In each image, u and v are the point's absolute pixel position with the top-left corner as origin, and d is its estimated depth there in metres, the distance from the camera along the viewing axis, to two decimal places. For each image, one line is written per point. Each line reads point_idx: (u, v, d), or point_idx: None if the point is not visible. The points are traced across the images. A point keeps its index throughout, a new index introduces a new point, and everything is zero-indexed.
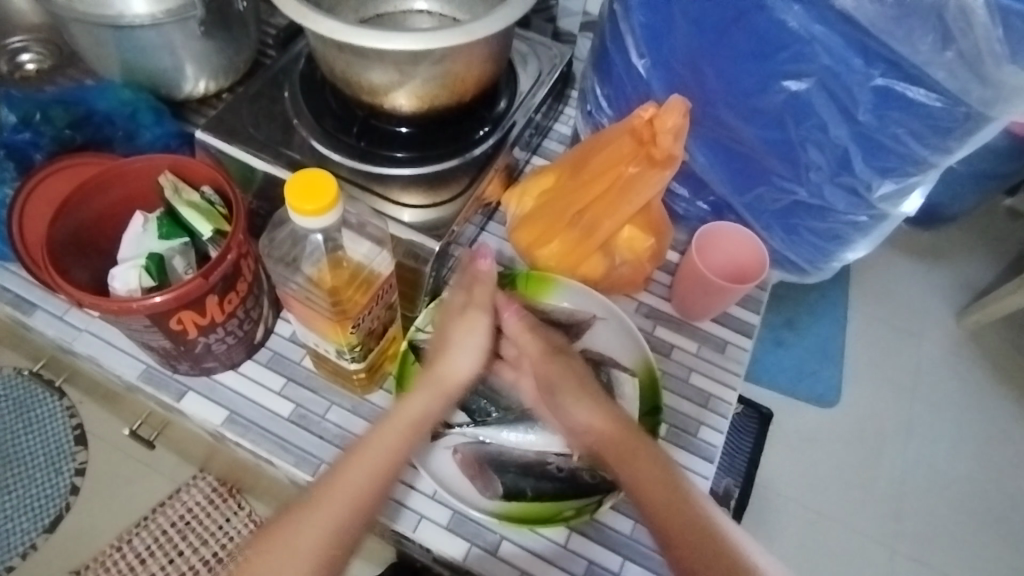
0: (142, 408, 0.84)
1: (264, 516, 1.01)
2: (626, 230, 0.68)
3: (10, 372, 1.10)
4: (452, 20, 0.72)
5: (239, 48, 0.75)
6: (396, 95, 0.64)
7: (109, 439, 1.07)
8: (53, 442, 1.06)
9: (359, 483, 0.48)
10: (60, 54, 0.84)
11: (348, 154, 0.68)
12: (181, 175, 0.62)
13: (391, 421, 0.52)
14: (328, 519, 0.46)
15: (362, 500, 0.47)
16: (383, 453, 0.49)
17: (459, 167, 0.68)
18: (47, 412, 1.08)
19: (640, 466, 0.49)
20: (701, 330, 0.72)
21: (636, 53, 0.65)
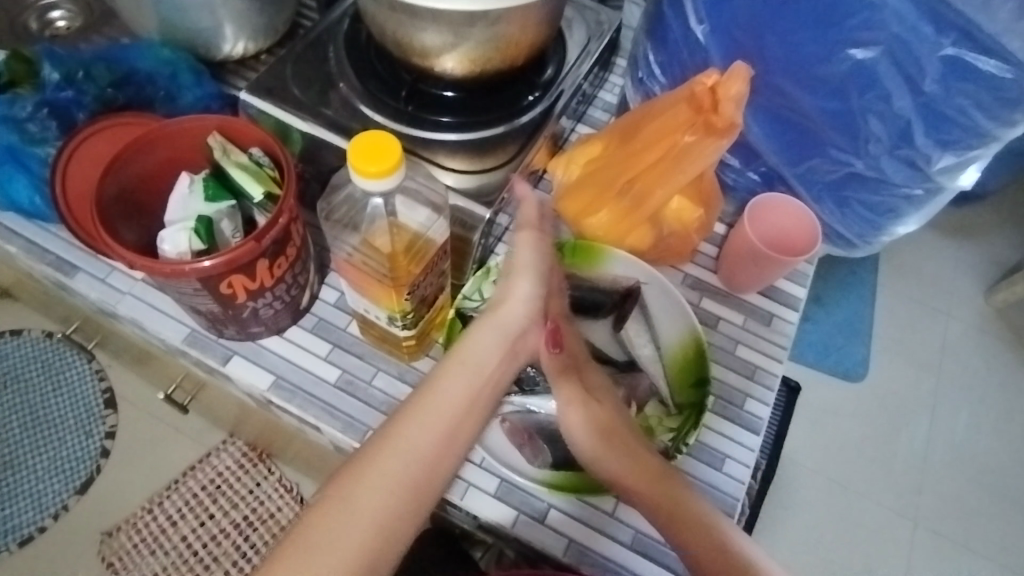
0: (178, 372, 0.84)
1: (294, 481, 1.02)
2: (674, 202, 0.68)
3: (40, 336, 1.11)
4: None
5: (279, 9, 0.74)
6: (446, 58, 0.62)
7: (136, 402, 1.08)
8: (82, 406, 1.07)
9: (420, 442, 0.46)
10: (92, 13, 0.82)
11: (394, 117, 0.67)
12: (225, 133, 0.61)
13: (445, 369, 0.50)
14: (397, 472, 0.44)
15: (424, 462, 0.45)
16: (444, 411, 0.47)
17: (509, 133, 0.67)
18: (77, 374, 1.09)
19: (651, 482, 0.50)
20: (747, 303, 0.72)
21: (695, 18, 0.62)
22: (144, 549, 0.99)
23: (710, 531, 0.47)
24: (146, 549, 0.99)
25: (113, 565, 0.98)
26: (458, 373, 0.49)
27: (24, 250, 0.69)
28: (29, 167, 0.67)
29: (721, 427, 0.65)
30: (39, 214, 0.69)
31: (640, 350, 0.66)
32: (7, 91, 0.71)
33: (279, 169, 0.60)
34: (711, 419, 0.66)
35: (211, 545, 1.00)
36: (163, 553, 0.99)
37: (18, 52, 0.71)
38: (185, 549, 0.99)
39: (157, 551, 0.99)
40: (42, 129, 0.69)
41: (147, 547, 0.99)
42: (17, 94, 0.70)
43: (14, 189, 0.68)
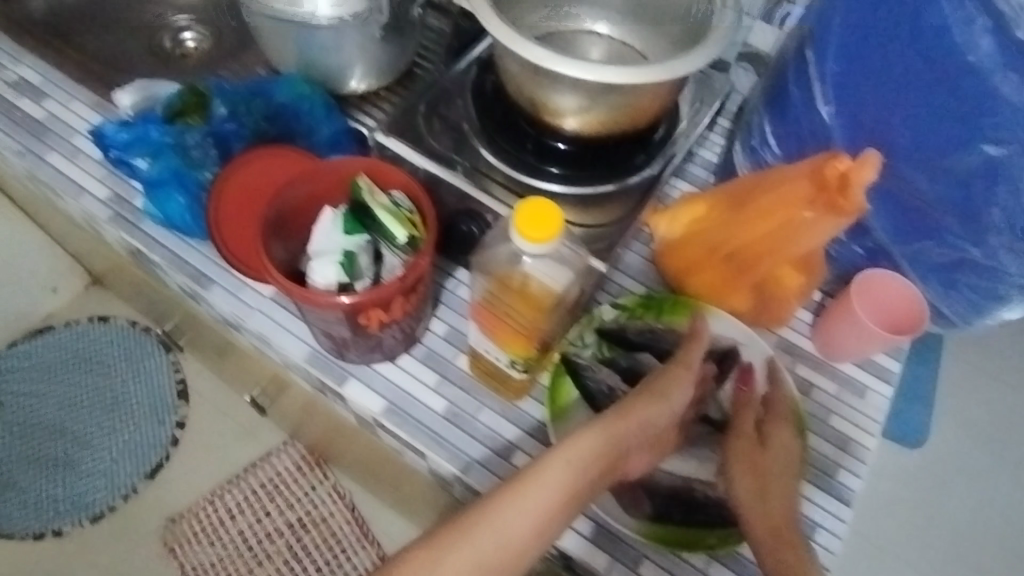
0: (261, 370, 0.88)
1: (344, 488, 1.28)
2: (780, 268, 0.71)
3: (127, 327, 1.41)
4: (622, 45, 0.74)
5: (400, 50, 0.84)
6: (568, 120, 0.68)
7: (204, 397, 1.38)
8: (160, 397, 1.37)
9: (514, 529, 0.49)
10: (217, 36, 1.00)
11: (503, 158, 0.73)
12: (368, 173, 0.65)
13: (551, 461, 0.52)
14: (483, 554, 0.48)
15: (510, 548, 0.49)
16: (539, 505, 0.50)
17: (617, 192, 0.72)
18: (154, 363, 1.40)
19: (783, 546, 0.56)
20: (840, 372, 0.73)
21: (821, 99, 0.64)
22: (203, 538, 1.25)
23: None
24: (206, 537, 1.25)
25: (175, 548, 1.25)
26: (562, 470, 0.52)
27: (166, 259, 0.74)
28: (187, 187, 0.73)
29: (816, 496, 0.67)
30: (189, 231, 0.74)
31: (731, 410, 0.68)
32: (178, 120, 0.77)
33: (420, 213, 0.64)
34: (807, 488, 0.67)
35: (265, 539, 1.26)
36: (222, 542, 1.25)
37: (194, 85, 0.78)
38: (241, 542, 1.26)
39: (216, 542, 1.25)
40: (204, 155, 0.75)
41: (207, 535, 1.26)
42: (188, 123, 0.76)
43: (171, 207, 0.73)
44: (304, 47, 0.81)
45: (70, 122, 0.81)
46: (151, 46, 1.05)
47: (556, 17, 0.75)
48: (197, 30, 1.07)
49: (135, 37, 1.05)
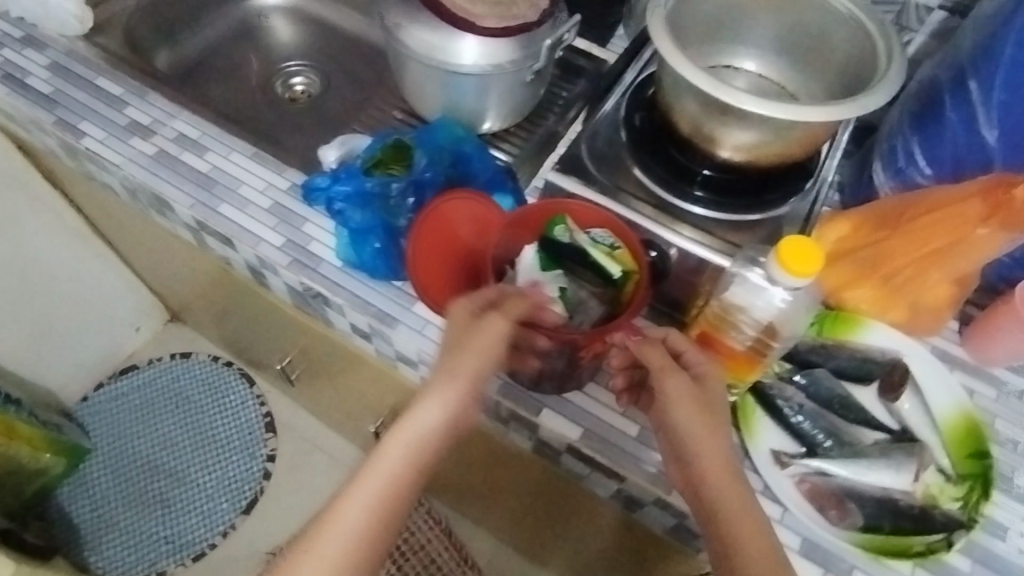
0: (413, 400, 0.91)
1: (444, 515, 1.33)
2: (941, 284, 0.74)
3: (207, 360, 1.49)
4: (768, 82, 0.78)
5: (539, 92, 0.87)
6: (733, 151, 0.71)
7: (291, 431, 1.43)
8: (247, 431, 1.42)
9: (359, 502, 0.57)
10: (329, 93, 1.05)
11: (656, 180, 0.77)
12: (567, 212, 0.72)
13: (392, 440, 0.59)
14: (333, 538, 0.56)
15: (362, 524, 0.56)
16: (380, 479, 0.58)
17: (762, 220, 0.75)
18: (239, 398, 1.45)
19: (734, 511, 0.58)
20: (995, 375, 0.79)
21: (985, 125, 0.70)
22: None
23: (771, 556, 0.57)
24: None
25: None
26: (402, 443, 0.59)
27: (351, 303, 0.77)
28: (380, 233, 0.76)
29: (998, 499, 0.72)
30: (376, 271, 0.77)
31: (912, 421, 0.74)
32: (381, 170, 0.81)
33: (628, 249, 0.69)
34: (995, 495, 0.72)
35: None
36: None
37: (397, 138, 0.82)
38: None
39: None
40: (400, 202, 0.78)
41: None
42: (391, 174, 0.80)
43: (363, 253, 0.77)
44: (451, 92, 0.83)
45: (233, 172, 0.84)
46: (265, 92, 1.06)
47: (714, 51, 0.78)
48: (307, 75, 1.09)
49: (248, 83, 1.06)
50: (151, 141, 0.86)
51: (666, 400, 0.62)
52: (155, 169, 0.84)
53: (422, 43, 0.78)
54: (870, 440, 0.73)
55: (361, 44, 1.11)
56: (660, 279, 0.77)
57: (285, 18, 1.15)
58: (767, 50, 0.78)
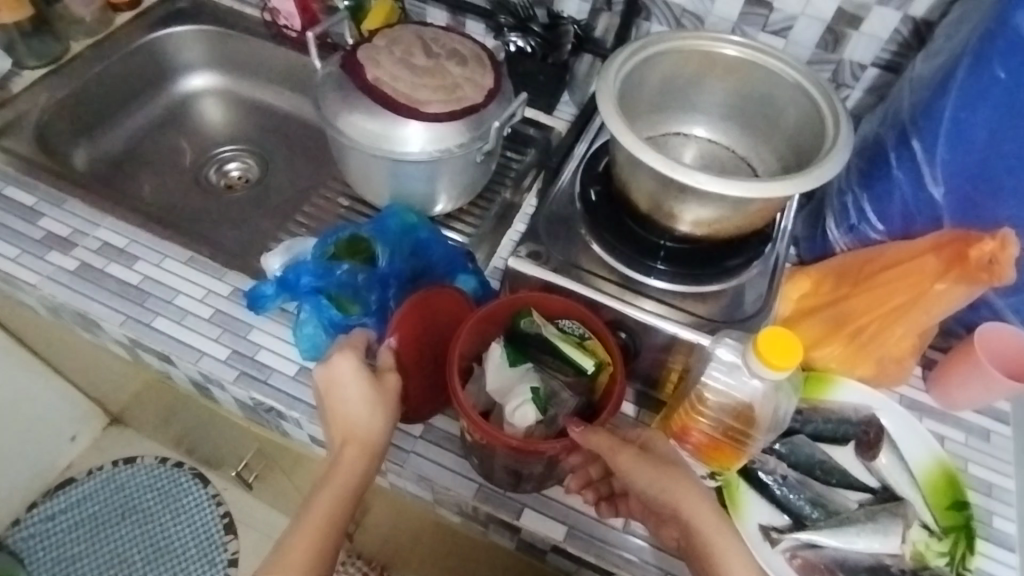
0: (383, 502, 0.86)
1: None
2: (905, 338, 0.74)
3: (153, 461, 1.39)
4: (717, 147, 0.80)
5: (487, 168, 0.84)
6: (691, 225, 0.70)
7: (253, 526, 1.35)
8: (204, 534, 1.33)
9: (327, 500, 0.59)
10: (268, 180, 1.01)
11: (614, 252, 0.74)
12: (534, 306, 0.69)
13: (348, 443, 0.62)
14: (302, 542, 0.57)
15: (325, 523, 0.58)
16: (343, 476, 0.60)
17: (721, 288, 0.74)
18: (193, 500, 1.36)
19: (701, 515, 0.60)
20: (963, 419, 0.79)
21: (931, 181, 0.70)
22: None
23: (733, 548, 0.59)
24: None
25: None
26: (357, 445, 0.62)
27: (308, 417, 0.71)
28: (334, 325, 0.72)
29: (983, 548, 0.71)
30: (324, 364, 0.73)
31: (891, 479, 0.73)
32: (337, 261, 0.76)
33: (599, 339, 0.67)
34: (983, 545, 0.71)
35: None
36: None
37: (352, 231, 0.77)
38: None
39: None
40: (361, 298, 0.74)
41: None
42: (353, 266, 0.75)
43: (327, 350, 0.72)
44: (399, 178, 0.80)
45: (169, 282, 0.78)
46: (199, 182, 1.01)
47: (664, 119, 0.79)
48: (244, 159, 1.05)
49: (180, 175, 1.01)
50: (72, 255, 0.79)
51: (626, 475, 0.62)
52: (78, 286, 0.77)
53: (365, 132, 0.74)
54: (854, 502, 0.71)
55: (299, 122, 1.08)
56: (632, 356, 0.75)
57: (215, 100, 1.10)
58: (715, 118, 0.79)
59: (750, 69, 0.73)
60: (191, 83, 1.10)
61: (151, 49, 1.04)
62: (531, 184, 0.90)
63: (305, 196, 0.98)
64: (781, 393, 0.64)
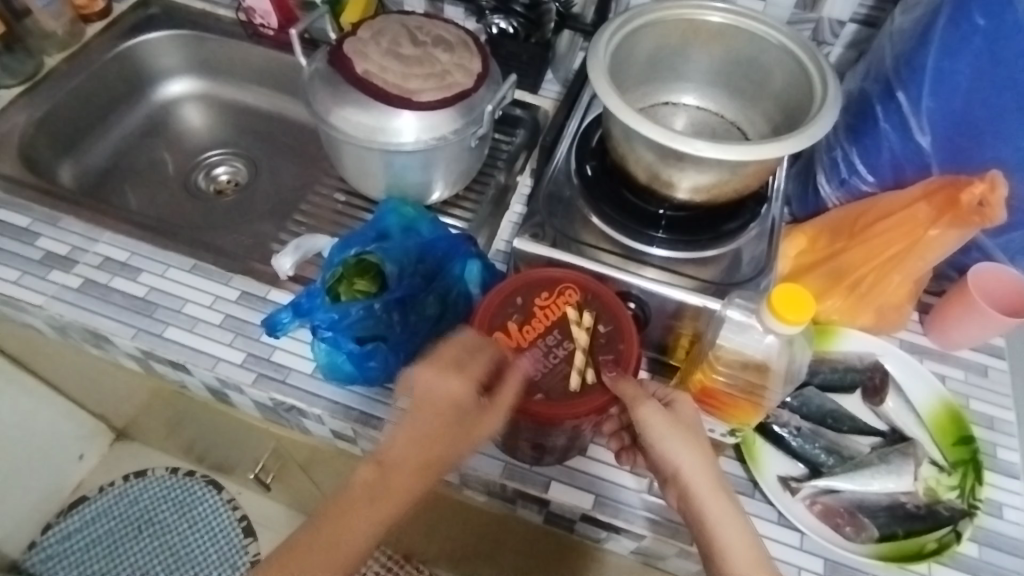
0: None
1: None
2: (901, 286, 0.77)
3: (164, 473, 1.38)
4: (706, 113, 0.81)
5: (481, 153, 0.85)
6: (690, 193, 0.71)
7: (271, 527, 1.36)
8: (224, 539, 1.34)
9: (389, 473, 0.60)
10: (257, 181, 1.01)
11: (614, 226, 0.75)
12: (615, 351, 0.66)
13: (418, 421, 0.61)
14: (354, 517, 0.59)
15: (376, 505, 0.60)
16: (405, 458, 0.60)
17: (721, 252, 0.75)
18: (209, 507, 1.36)
19: (715, 504, 0.60)
20: (961, 358, 0.82)
21: (918, 131, 0.72)
22: None
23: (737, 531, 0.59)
24: None
25: None
26: (421, 426, 0.61)
27: (328, 412, 0.72)
28: (349, 347, 0.71)
29: (990, 477, 0.74)
30: (352, 378, 0.72)
31: (899, 422, 0.76)
32: (344, 287, 0.73)
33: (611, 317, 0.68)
34: (990, 475, 0.74)
35: None
36: None
37: (358, 250, 0.75)
38: None
39: None
40: (373, 322, 0.71)
41: None
42: (361, 290, 0.73)
43: (364, 372, 0.72)
44: (395, 169, 0.80)
45: (175, 291, 0.78)
46: (189, 189, 1.00)
47: (653, 90, 0.80)
48: (232, 163, 1.04)
49: (169, 184, 1.00)
50: (75, 272, 0.78)
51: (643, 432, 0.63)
52: (85, 302, 0.76)
53: (359, 126, 0.74)
54: (865, 446, 0.74)
55: (282, 121, 1.07)
56: (642, 326, 0.76)
57: (195, 106, 1.09)
58: (703, 85, 0.80)
59: (735, 34, 0.74)
60: (169, 89, 1.08)
61: (127, 58, 1.03)
62: (524, 164, 0.90)
63: (297, 195, 0.97)
64: (793, 347, 0.66)
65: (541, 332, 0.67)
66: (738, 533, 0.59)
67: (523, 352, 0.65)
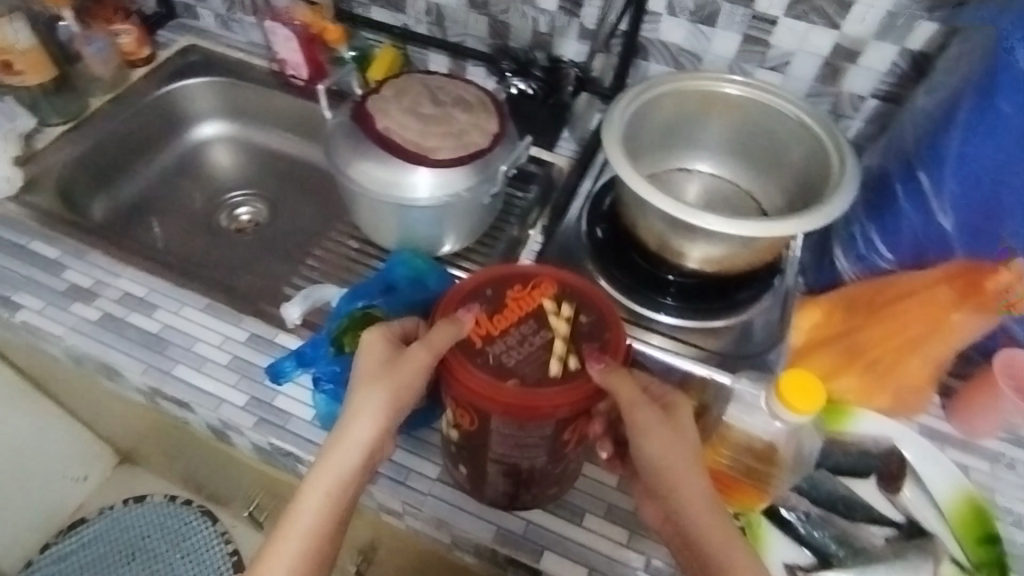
0: (397, 544, 0.85)
1: None
2: (920, 369, 0.74)
3: (163, 500, 1.39)
4: (721, 181, 0.80)
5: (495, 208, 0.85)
6: (699, 262, 0.70)
7: None
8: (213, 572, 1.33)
9: (339, 480, 0.55)
10: (276, 222, 1.03)
11: (623, 289, 0.74)
12: (599, 340, 0.58)
13: (364, 424, 0.56)
14: (303, 528, 0.54)
15: (329, 512, 0.55)
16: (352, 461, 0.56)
17: (729, 322, 0.74)
18: (202, 538, 1.36)
19: (716, 516, 0.54)
20: (986, 448, 0.77)
21: (939, 211, 0.70)
22: None
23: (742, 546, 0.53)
24: None
25: None
26: (365, 431, 0.56)
27: None
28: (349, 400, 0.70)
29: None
30: None
31: (921, 517, 0.70)
32: (350, 338, 0.72)
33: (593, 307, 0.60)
34: None
35: None
36: None
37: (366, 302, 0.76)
38: None
39: None
40: None
41: None
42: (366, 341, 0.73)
43: None
44: (409, 222, 0.80)
45: (185, 329, 0.79)
46: (210, 227, 1.03)
47: (667, 157, 0.79)
48: (254, 203, 1.07)
49: (192, 221, 1.03)
50: (95, 306, 0.80)
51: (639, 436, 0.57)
52: (98, 335, 0.78)
53: (375, 180, 0.76)
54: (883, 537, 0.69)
55: (306, 166, 1.10)
56: None
57: (226, 147, 1.13)
58: (719, 154, 0.79)
59: (750, 107, 0.74)
60: (203, 131, 1.12)
61: (165, 101, 1.07)
62: (538, 221, 0.86)
63: (314, 238, 0.99)
64: (803, 432, 0.64)
65: (513, 323, 0.58)
66: (742, 546, 0.53)
67: (494, 341, 0.57)
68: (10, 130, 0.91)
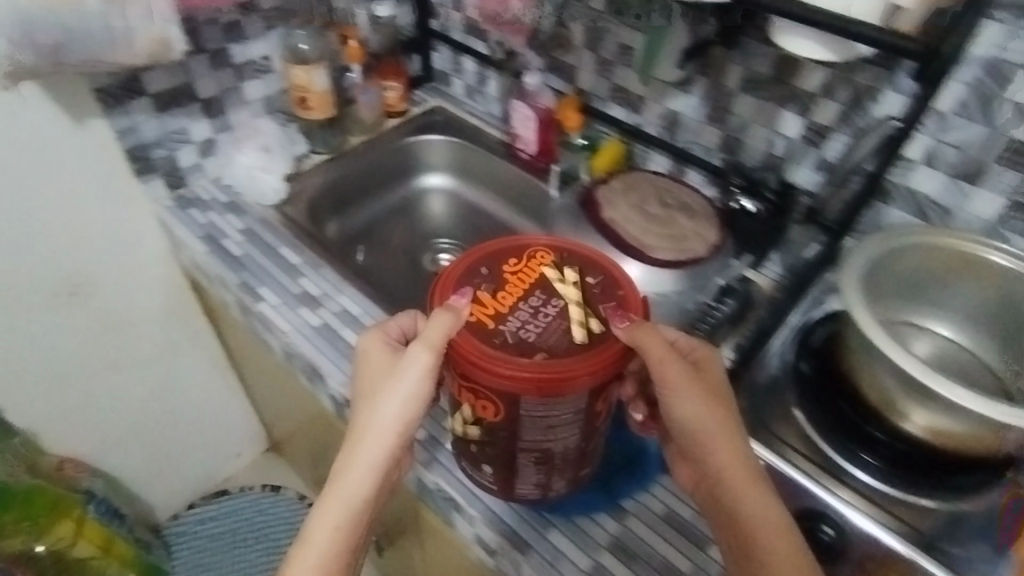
0: None
1: None
2: None
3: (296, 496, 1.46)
4: (954, 348, 0.74)
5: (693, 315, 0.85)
6: (920, 429, 0.64)
7: None
8: None
9: (363, 479, 0.61)
10: None
11: (824, 433, 0.69)
12: (611, 302, 0.60)
13: (375, 432, 0.61)
14: (330, 520, 0.60)
15: (357, 510, 0.60)
16: (368, 471, 0.61)
17: (937, 507, 0.65)
18: None
19: (750, 492, 0.58)
20: None
21: None
22: None
23: (783, 530, 0.56)
24: None
25: None
26: (376, 437, 0.61)
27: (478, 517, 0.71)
28: None
29: None
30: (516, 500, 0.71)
31: None
32: None
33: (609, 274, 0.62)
34: None
35: None
36: None
37: None
38: None
39: None
40: None
41: None
42: None
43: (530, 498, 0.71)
44: None
45: None
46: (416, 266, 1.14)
47: (903, 307, 0.74)
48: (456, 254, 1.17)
49: (400, 257, 1.15)
50: (318, 313, 0.91)
51: (672, 398, 0.61)
52: (316, 340, 0.87)
53: None
54: None
55: (510, 231, 1.18)
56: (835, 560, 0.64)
57: (445, 199, 1.25)
58: (959, 318, 0.74)
59: (1009, 279, 0.69)
60: (430, 180, 1.25)
61: (407, 149, 1.22)
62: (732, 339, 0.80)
63: None
64: None
65: (519, 297, 0.60)
66: (781, 524, 0.56)
67: (506, 319, 0.58)
68: (289, 151, 1.09)
